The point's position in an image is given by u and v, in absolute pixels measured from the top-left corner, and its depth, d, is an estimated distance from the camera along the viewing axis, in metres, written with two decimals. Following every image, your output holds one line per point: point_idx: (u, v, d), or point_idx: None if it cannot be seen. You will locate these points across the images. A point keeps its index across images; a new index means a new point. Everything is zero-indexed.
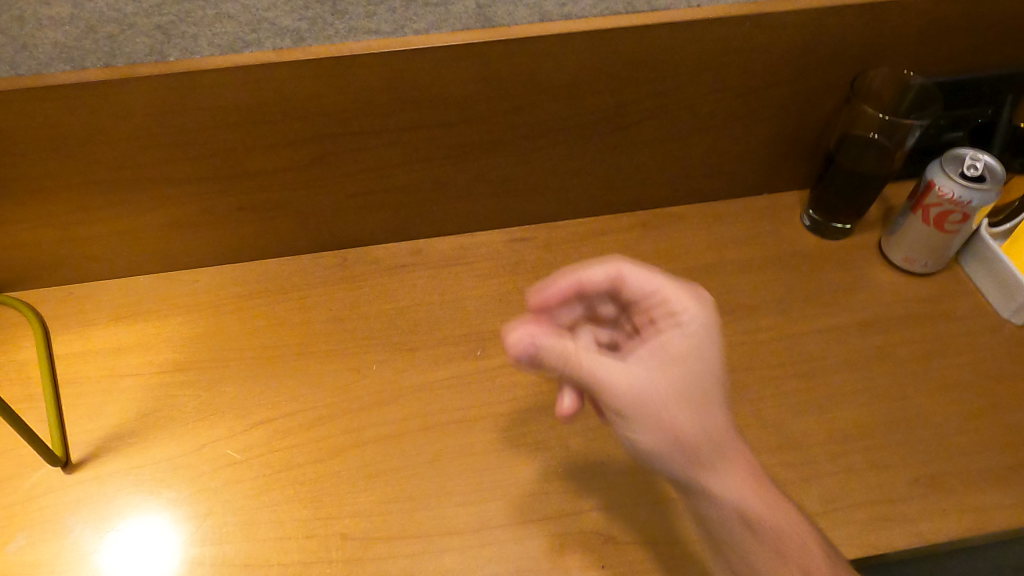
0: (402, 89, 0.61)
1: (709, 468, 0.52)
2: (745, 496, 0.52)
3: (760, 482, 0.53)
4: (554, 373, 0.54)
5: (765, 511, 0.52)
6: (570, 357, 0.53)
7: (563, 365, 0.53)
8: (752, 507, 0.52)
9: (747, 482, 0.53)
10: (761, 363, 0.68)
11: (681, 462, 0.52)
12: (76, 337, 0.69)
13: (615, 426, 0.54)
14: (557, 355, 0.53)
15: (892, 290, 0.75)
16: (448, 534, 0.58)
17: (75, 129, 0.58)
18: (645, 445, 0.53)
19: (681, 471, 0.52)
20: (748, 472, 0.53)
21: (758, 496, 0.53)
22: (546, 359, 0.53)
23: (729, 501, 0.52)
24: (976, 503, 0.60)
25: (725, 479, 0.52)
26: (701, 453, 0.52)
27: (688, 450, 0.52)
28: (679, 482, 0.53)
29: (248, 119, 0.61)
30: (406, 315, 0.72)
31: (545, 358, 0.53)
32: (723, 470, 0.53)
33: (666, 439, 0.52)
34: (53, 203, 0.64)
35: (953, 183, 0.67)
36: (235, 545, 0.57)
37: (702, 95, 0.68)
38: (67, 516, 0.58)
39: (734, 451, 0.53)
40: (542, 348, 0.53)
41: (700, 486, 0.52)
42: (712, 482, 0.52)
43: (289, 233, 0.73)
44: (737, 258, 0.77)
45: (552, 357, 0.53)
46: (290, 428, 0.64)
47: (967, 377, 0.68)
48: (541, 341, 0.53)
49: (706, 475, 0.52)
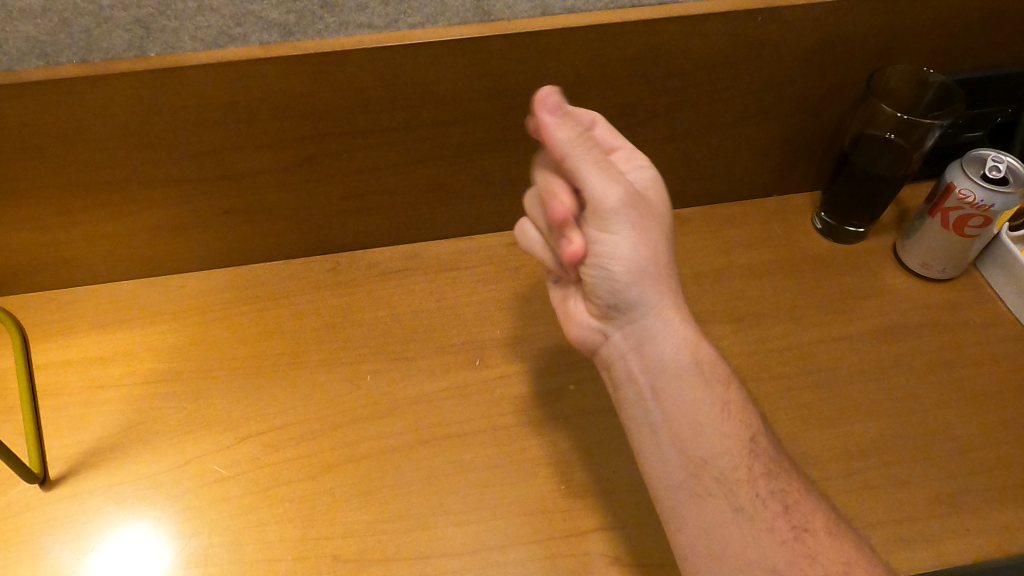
0: (395, 86, 0.58)
1: (746, 479, 0.47)
2: (771, 543, 0.45)
3: (798, 536, 0.45)
4: (618, 293, 0.48)
5: (784, 567, 0.44)
6: (649, 281, 0.48)
7: (638, 287, 0.47)
8: (770, 562, 0.45)
9: (777, 532, 0.45)
10: (772, 374, 0.65)
11: (722, 461, 0.47)
12: (58, 346, 0.66)
13: (667, 385, 0.48)
14: (636, 266, 0.47)
15: (907, 296, 0.72)
16: (444, 555, 0.55)
17: (50, 128, 0.55)
18: (696, 419, 0.48)
19: (717, 470, 0.47)
20: (782, 519, 0.46)
21: (786, 548, 0.45)
22: (620, 266, 0.47)
23: (750, 533, 0.45)
24: (1002, 522, 0.57)
25: (755, 505, 0.46)
26: (740, 471, 0.47)
27: (741, 448, 0.48)
28: (701, 482, 0.47)
29: (233, 117, 0.58)
30: (401, 323, 0.69)
31: (618, 264, 0.47)
32: (757, 495, 0.47)
33: (722, 427, 0.48)
34: (31, 206, 0.61)
35: (975, 185, 0.64)
36: (220, 567, 0.54)
37: (710, 93, 0.65)
38: (45, 536, 0.55)
39: (786, 487, 0.48)
40: (620, 243, 0.46)
41: (721, 498, 0.46)
42: (728, 511, 0.46)
43: (281, 238, 0.70)
44: (746, 263, 0.75)
45: (629, 270, 0.47)
46: (279, 442, 0.61)
47: (987, 388, 0.65)
48: (613, 229, 0.46)
49: (737, 489, 0.46)
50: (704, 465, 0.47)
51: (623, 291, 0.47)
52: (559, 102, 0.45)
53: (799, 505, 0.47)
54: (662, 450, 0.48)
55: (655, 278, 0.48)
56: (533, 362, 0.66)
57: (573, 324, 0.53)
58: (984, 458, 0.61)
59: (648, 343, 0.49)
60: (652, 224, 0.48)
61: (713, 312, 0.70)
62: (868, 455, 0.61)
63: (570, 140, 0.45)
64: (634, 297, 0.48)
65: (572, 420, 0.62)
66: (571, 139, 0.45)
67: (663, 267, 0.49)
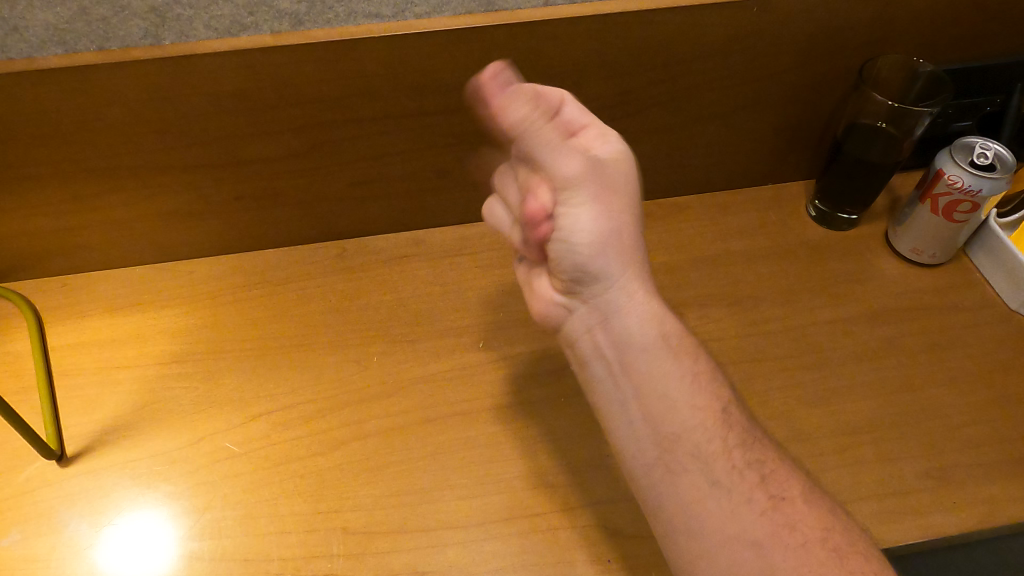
0: (401, 75, 0.60)
1: (722, 451, 0.47)
2: (752, 516, 0.45)
3: (778, 505, 0.45)
4: (584, 266, 0.49)
5: (767, 539, 0.44)
6: (614, 253, 0.49)
7: (604, 258, 0.49)
8: (753, 535, 0.44)
9: (756, 503, 0.45)
10: (766, 355, 0.67)
11: (696, 435, 0.47)
12: (71, 328, 0.68)
13: (635, 358, 0.49)
14: (602, 237, 0.49)
15: (898, 281, 0.74)
16: (449, 527, 0.57)
17: (67, 114, 0.57)
18: (666, 394, 0.48)
19: (690, 443, 0.47)
20: (760, 489, 0.46)
21: (767, 519, 0.45)
22: (586, 239, 0.48)
23: (728, 507, 0.45)
24: (986, 495, 0.59)
25: (732, 477, 0.46)
26: (714, 443, 0.47)
27: (713, 420, 0.48)
28: (673, 458, 0.47)
29: (243, 105, 0.59)
30: (405, 306, 0.71)
31: (585, 236, 0.48)
32: (733, 466, 0.47)
33: (692, 399, 0.48)
34: (46, 191, 0.62)
35: (963, 171, 0.65)
36: (233, 539, 0.56)
37: (707, 83, 0.67)
38: (62, 510, 0.57)
39: (762, 457, 0.48)
40: (584, 215, 0.48)
41: (697, 473, 0.46)
42: (706, 485, 0.46)
43: (288, 224, 0.72)
44: (741, 249, 0.77)
45: (595, 242, 0.49)
46: (288, 421, 0.63)
47: (974, 368, 0.67)
48: (576, 201, 0.48)
49: (712, 462, 0.46)
50: (677, 439, 0.47)
51: (589, 263, 0.49)
52: (507, 80, 0.50)
53: (776, 474, 0.47)
54: (636, 431, 0.49)
55: (618, 249, 0.49)
56: (535, 343, 0.68)
57: (542, 301, 0.54)
58: (971, 435, 0.63)
59: (613, 317, 0.50)
60: (615, 197, 0.49)
61: (709, 296, 0.72)
62: (859, 432, 0.63)
63: (527, 116, 0.48)
64: (600, 269, 0.49)
65: (573, 399, 0.64)
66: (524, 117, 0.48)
67: (627, 238, 0.50)
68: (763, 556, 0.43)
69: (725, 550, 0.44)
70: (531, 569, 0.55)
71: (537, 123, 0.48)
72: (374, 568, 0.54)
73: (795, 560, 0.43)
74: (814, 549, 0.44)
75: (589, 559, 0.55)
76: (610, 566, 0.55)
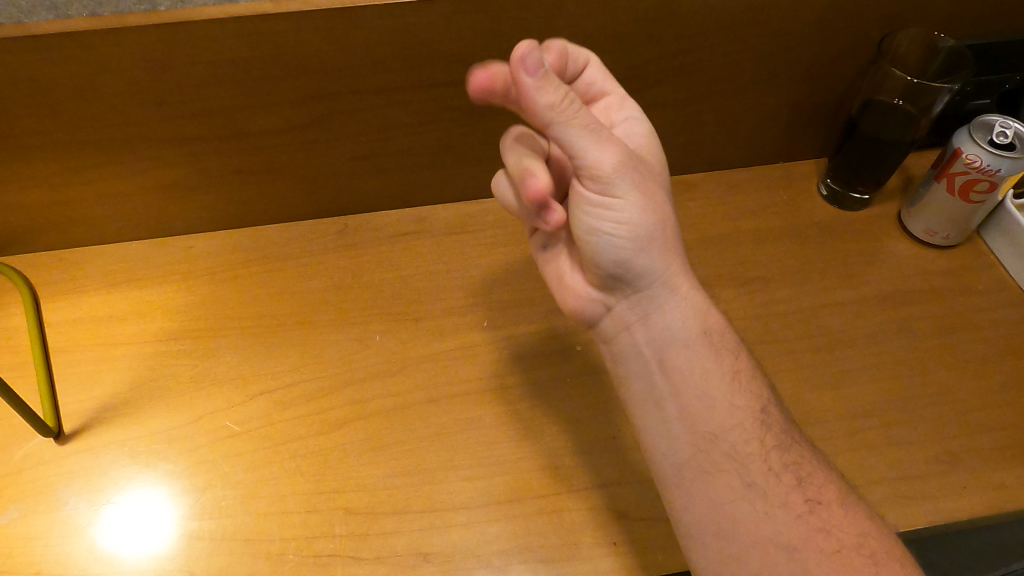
0: (406, 46, 0.58)
1: (759, 453, 0.46)
2: (787, 518, 0.44)
3: (813, 509, 0.44)
4: (623, 260, 0.48)
5: (801, 543, 0.43)
6: (651, 246, 0.48)
7: (642, 252, 0.48)
8: (786, 538, 0.43)
9: (792, 506, 0.44)
10: (775, 337, 0.66)
11: (733, 434, 0.46)
12: (66, 303, 0.66)
13: (674, 356, 0.49)
14: (641, 230, 0.47)
15: (910, 262, 0.73)
16: (452, 508, 0.56)
17: (61, 83, 0.55)
18: (706, 391, 0.48)
19: (728, 444, 0.46)
20: (797, 491, 0.45)
21: (802, 522, 0.43)
22: (624, 232, 0.47)
23: (763, 509, 0.44)
24: (996, 479, 0.58)
25: (769, 479, 0.45)
26: (751, 444, 0.46)
27: (752, 420, 0.47)
28: (710, 457, 0.46)
29: (243, 75, 0.57)
30: (408, 284, 0.70)
31: (621, 229, 0.47)
32: (770, 468, 0.46)
33: (732, 399, 0.48)
34: (39, 163, 0.61)
35: (982, 151, 0.64)
36: (234, 520, 0.55)
37: (721, 56, 0.65)
38: (61, 488, 0.56)
39: (799, 459, 0.47)
40: (623, 206, 0.46)
41: (731, 473, 0.45)
42: (740, 486, 0.45)
43: (290, 198, 0.70)
44: (750, 228, 0.75)
45: (635, 235, 0.47)
46: (290, 400, 0.61)
47: (988, 352, 0.66)
48: (615, 190, 0.46)
49: (749, 462, 0.46)
50: (714, 438, 0.46)
51: (627, 257, 0.47)
52: (541, 62, 0.41)
53: (813, 478, 0.46)
54: (672, 429, 0.48)
55: (658, 242, 0.48)
56: (541, 323, 0.67)
57: (573, 295, 0.53)
58: (983, 419, 0.62)
59: (654, 314, 0.49)
60: (656, 189, 0.48)
61: (717, 276, 0.71)
62: (869, 415, 0.62)
63: (554, 107, 0.42)
64: (639, 265, 0.48)
65: (579, 380, 0.63)
66: (553, 105, 0.42)
67: (666, 231, 0.49)
68: (797, 559, 0.42)
69: (758, 552, 0.43)
70: (536, 552, 0.54)
71: (568, 115, 0.43)
72: (377, 550, 0.54)
73: (830, 565, 0.42)
74: (849, 556, 0.42)
75: (596, 542, 0.54)
76: (615, 549, 0.54)
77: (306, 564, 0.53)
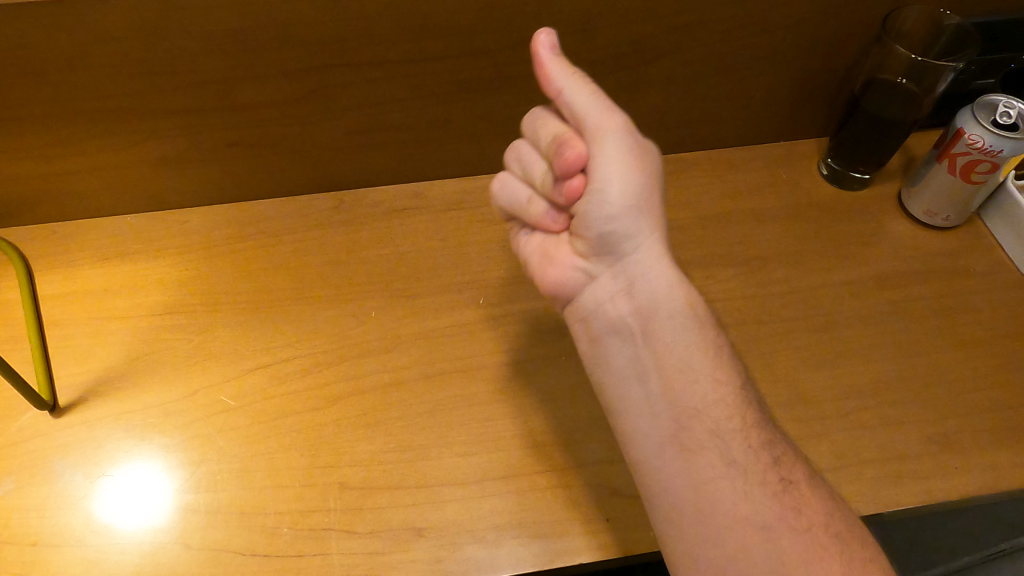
0: (403, 17, 0.57)
1: (740, 430, 0.45)
2: (765, 498, 0.43)
3: (788, 490, 0.44)
4: (613, 223, 0.48)
5: (776, 523, 0.42)
6: (641, 211, 0.48)
7: (632, 216, 0.48)
8: (763, 518, 0.42)
9: (769, 486, 0.44)
10: (770, 316, 0.66)
11: (714, 411, 0.46)
12: (62, 277, 0.66)
13: (660, 329, 0.48)
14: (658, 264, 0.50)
15: (908, 244, 0.73)
16: (446, 484, 0.56)
17: (49, 52, 0.54)
18: (690, 365, 0.47)
19: (709, 420, 0.45)
20: (773, 471, 0.44)
21: (777, 501, 0.43)
22: (615, 193, 0.47)
23: (742, 488, 0.43)
24: (984, 460, 0.58)
25: (748, 457, 0.44)
26: (733, 420, 0.46)
27: (732, 396, 0.47)
28: (692, 434, 0.45)
29: (238, 45, 0.56)
30: (404, 261, 0.69)
31: (613, 194, 0.47)
32: (750, 446, 0.45)
33: (714, 373, 0.47)
34: (29, 134, 0.60)
35: (984, 131, 0.63)
36: (229, 494, 0.55)
37: (724, 31, 0.64)
38: (56, 460, 0.57)
39: (774, 438, 0.46)
40: (612, 169, 0.47)
41: (712, 451, 0.44)
42: (722, 466, 0.44)
43: (285, 172, 0.70)
44: (748, 207, 0.75)
45: (625, 198, 0.47)
46: (286, 374, 0.62)
47: (983, 334, 0.66)
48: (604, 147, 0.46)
49: (731, 439, 0.45)
50: (695, 415, 0.46)
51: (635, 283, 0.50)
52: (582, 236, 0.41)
53: (785, 457, 0.46)
54: (653, 403, 0.47)
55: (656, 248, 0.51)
56: (536, 301, 0.67)
57: (555, 267, 0.52)
58: (975, 400, 0.62)
59: (638, 282, 0.49)
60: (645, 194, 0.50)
61: (714, 255, 0.71)
62: (861, 395, 0.62)
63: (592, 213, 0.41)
64: (627, 227, 0.48)
65: (574, 357, 0.63)
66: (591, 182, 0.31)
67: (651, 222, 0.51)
68: (771, 540, 0.42)
69: (733, 534, 0.42)
70: (528, 527, 0.54)
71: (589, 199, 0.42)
72: (371, 524, 0.54)
73: (803, 547, 0.42)
74: (817, 536, 0.42)
75: (587, 518, 0.55)
76: (607, 526, 0.54)
77: (302, 538, 0.53)
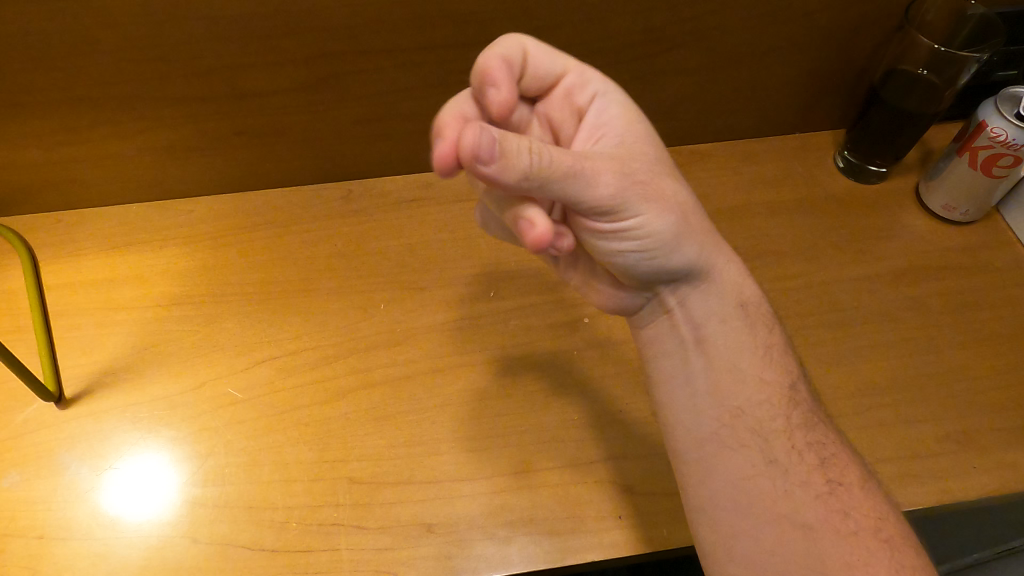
0: (416, 4, 0.56)
1: (785, 430, 0.44)
2: (806, 497, 0.42)
3: (834, 490, 0.43)
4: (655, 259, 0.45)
5: (817, 523, 0.41)
6: (685, 240, 0.45)
7: (676, 252, 0.44)
8: (805, 517, 0.42)
9: (813, 486, 0.43)
10: (785, 311, 0.65)
11: (761, 411, 0.45)
12: (67, 267, 0.65)
13: (709, 332, 0.47)
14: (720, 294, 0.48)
15: (927, 239, 0.71)
16: (456, 479, 0.55)
17: (54, 38, 0.53)
18: (737, 364, 0.46)
19: (754, 419, 0.45)
20: (818, 471, 0.43)
21: (821, 502, 0.42)
22: (654, 240, 0.43)
23: (784, 487, 0.43)
24: (1004, 459, 0.58)
25: (792, 458, 0.44)
26: (778, 420, 0.45)
27: (781, 396, 0.46)
28: (734, 432, 0.45)
29: (248, 32, 0.55)
30: (414, 252, 0.68)
31: (650, 240, 0.43)
32: (795, 446, 0.44)
33: (762, 372, 0.46)
34: (33, 120, 0.59)
35: (1007, 124, 0.62)
36: (237, 488, 0.55)
37: (742, 20, 0.63)
38: (61, 452, 0.56)
39: (824, 439, 0.45)
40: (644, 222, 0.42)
41: (756, 450, 0.44)
42: (762, 463, 0.44)
43: (294, 162, 0.69)
44: (763, 200, 0.73)
45: (663, 236, 0.43)
46: (294, 367, 0.61)
47: (1002, 331, 0.65)
48: (628, 197, 0.42)
49: (773, 439, 0.44)
50: (739, 413, 0.45)
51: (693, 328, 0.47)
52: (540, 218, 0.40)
53: (836, 458, 0.44)
54: (698, 402, 0.46)
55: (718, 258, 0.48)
56: (548, 294, 0.66)
57: (602, 293, 0.51)
58: (995, 398, 0.61)
59: (689, 300, 0.47)
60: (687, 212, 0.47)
61: (728, 249, 0.69)
62: (878, 392, 0.61)
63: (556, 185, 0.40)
64: (674, 263, 0.45)
65: (587, 352, 0.62)
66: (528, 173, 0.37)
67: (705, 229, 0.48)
68: (812, 538, 0.41)
69: (775, 531, 0.42)
70: (540, 524, 0.53)
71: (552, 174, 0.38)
72: (380, 520, 0.53)
73: (847, 547, 0.41)
74: (864, 538, 0.41)
75: (600, 515, 0.54)
76: (620, 523, 0.54)
77: (311, 533, 0.53)
